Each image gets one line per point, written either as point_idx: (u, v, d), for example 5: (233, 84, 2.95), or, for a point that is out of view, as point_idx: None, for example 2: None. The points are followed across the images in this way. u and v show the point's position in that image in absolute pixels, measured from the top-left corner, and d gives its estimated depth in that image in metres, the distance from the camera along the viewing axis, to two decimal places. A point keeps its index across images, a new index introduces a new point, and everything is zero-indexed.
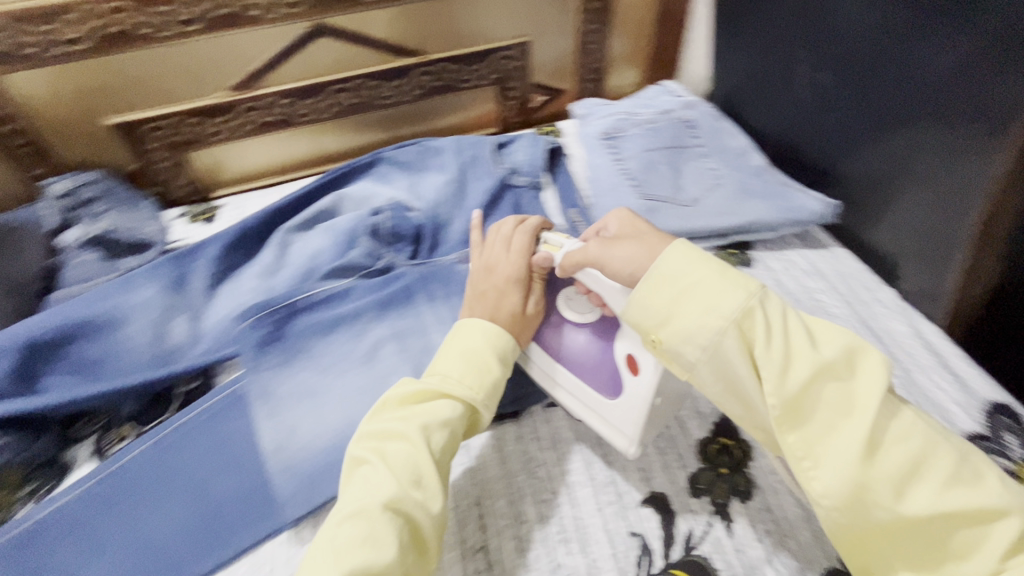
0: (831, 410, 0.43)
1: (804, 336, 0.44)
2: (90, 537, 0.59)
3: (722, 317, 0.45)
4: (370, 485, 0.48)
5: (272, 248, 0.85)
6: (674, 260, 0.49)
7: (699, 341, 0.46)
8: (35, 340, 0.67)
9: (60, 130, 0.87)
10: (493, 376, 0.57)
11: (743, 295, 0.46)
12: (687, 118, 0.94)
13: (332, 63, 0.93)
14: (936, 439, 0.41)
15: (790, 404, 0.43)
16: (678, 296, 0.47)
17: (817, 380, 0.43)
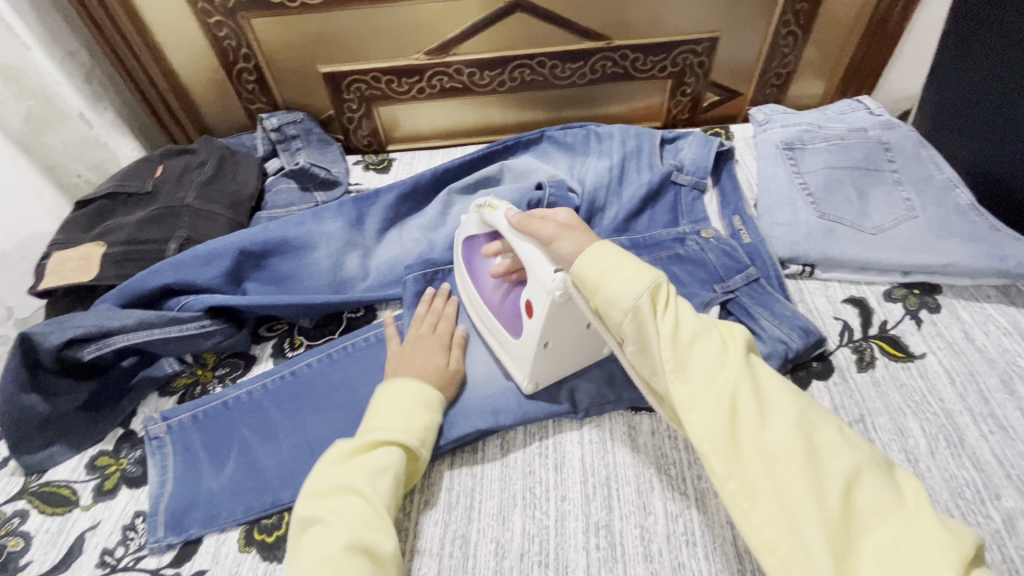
0: (706, 368, 0.48)
1: (688, 312, 0.50)
2: (267, 424, 0.67)
3: (640, 287, 0.50)
4: (325, 540, 0.48)
5: (437, 205, 0.90)
6: (601, 254, 0.53)
7: (621, 306, 0.50)
8: (245, 249, 0.77)
9: (281, 70, 0.99)
10: (421, 421, 0.59)
11: (653, 275, 0.51)
12: (884, 139, 0.85)
13: (520, 39, 0.96)
14: (789, 391, 0.47)
15: (680, 357, 0.48)
16: (606, 276, 0.51)
17: (696, 341, 0.49)
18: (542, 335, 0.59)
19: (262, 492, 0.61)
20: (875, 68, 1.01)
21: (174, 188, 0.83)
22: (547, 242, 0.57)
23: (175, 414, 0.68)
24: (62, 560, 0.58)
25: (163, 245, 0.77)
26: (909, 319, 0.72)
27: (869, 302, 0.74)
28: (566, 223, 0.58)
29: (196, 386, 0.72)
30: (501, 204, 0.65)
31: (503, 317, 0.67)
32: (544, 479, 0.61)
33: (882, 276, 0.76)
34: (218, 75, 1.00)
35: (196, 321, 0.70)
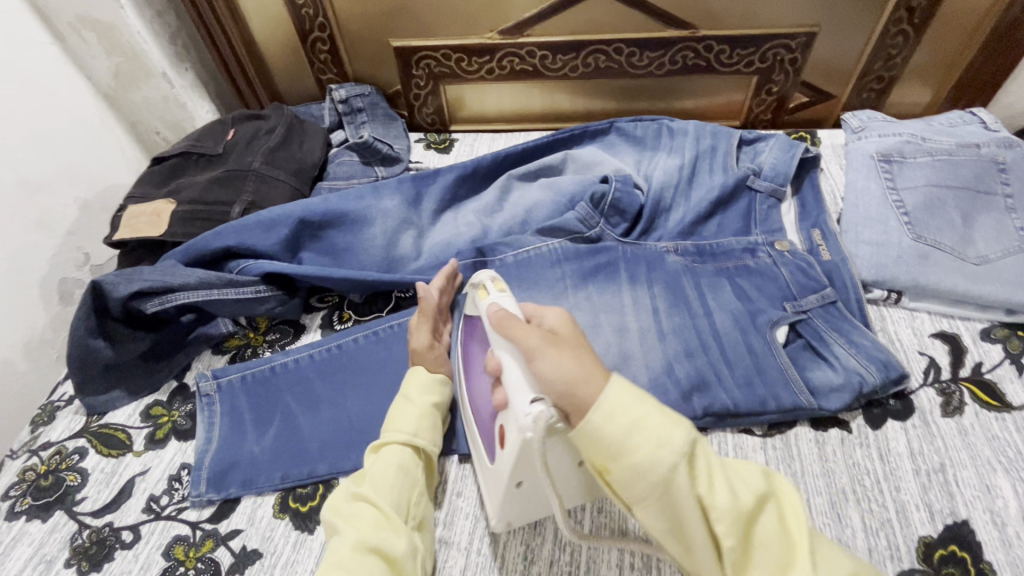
0: (773, 560, 0.38)
1: (712, 474, 0.40)
2: (310, 395, 0.68)
3: (673, 452, 0.39)
4: (334, 545, 0.48)
5: (494, 190, 0.88)
6: (615, 398, 0.41)
7: (647, 473, 0.39)
8: (305, 219, 0.77)
9: (353, 41, 0.98)
10: (417, 411, 0.58)
11: (672, 447, 0.39)
12: (1000, 159, 0.75)
13: (598, 22, 0.91)
14: (831, 561, 0.38)
15: (737, 545, 0.38)
16: (626, 424, 0.40)
17: (749, 508, 0.39)
18: (511, 475, 0.47)
19: (300, 461, 0.62)
20: (998, 78, 0.89)
21: (242, 152, 0.84)
22: (527, 356, 0.45)
23: (225, 373, 0.69)
24: (113, 500, 0.61)
25: (227, 208, 0.79)
26: (1010, 364, 0.64)
27: (962, 339, 0.67)
28: (560, 335, 0.47)
29: (247, 349, 0.74)
30: (499, 291, 0.54)
31: (485, 437, 0.55)
32: None
33: (981, 312, 0.68)
34: (293, 44, 1.01)
35: (252, 286, 0.71)
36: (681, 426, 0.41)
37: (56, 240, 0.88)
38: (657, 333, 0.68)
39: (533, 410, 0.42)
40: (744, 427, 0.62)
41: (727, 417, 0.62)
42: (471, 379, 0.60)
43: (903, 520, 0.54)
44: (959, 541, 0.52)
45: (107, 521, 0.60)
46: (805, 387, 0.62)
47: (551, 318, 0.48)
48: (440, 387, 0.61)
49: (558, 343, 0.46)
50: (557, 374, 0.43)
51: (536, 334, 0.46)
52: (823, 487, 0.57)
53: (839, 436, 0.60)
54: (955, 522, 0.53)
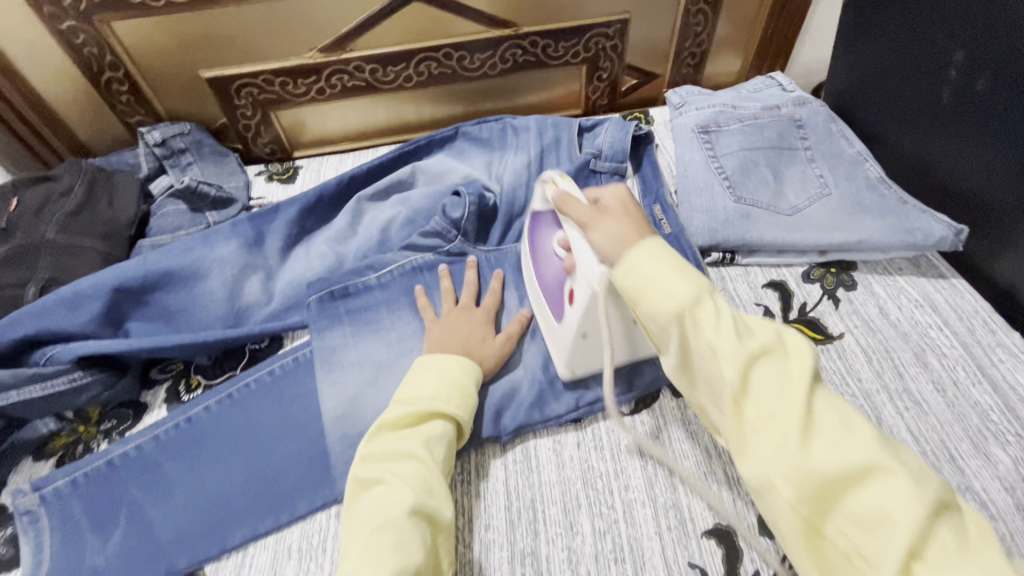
0: (773, 394, 0.41)
1: (729, 326, 0.43)
2: (160, 481, 0.61)
3: (678, 301, 0.45)
4: (389, 499, 0.47)
5: (345, 214, 0.83)
6: (644, 252, 0.48)
7: (664, 318, 0.45)
8: (121, 286, 0.69)
9: (158, 77, 0.89)
10: (474, 397, 0.58)
11: (692, 286, 0.45)
12: (797, 117, 0.84)
13: (421, 29, 0.89)
14: (847, 410, 0.41)
15: (742, 381, 0.42)
16: (647, 285, 0.47)
17: (756, 360, 0.42)
18: (580, 321, 0.57)
19: (155, 560, 0.56)
20: (785, 42, 1.00)
21: (33, 222, 0.73)
22: (583, 227, 0.54)
23: (48, 481, 0.60)
24: None
25: (22, 290, 0.68)
26: (827, 299, 0.72)
27: (788, 285, 0.74)
28: (609, 207, 0.54)
29: (78, 445, 0.64)
30: (561, 181, 0.60)
31: (551, 299, 0.63)
32: (466, 508, 0.57)
33: (801, 257, 0.76)
34: (85, 88, 0.89)
35: (64, 376, 0.62)
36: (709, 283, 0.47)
37: None
38: (528, 335, 0.69)
39: (598, 272, 0.52)
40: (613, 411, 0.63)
41: (598, 407, 0.63)
42: (539, 253, 0.65)
43: None
44: None
45: None
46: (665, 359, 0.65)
47: (607, 195, 0.55)
48: (471, 364, 0.60)
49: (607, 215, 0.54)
50: (609, 242, 0.51)
51: (591, 207, 0.55)
52: (690, 450, 0.59)
53: None
54: None
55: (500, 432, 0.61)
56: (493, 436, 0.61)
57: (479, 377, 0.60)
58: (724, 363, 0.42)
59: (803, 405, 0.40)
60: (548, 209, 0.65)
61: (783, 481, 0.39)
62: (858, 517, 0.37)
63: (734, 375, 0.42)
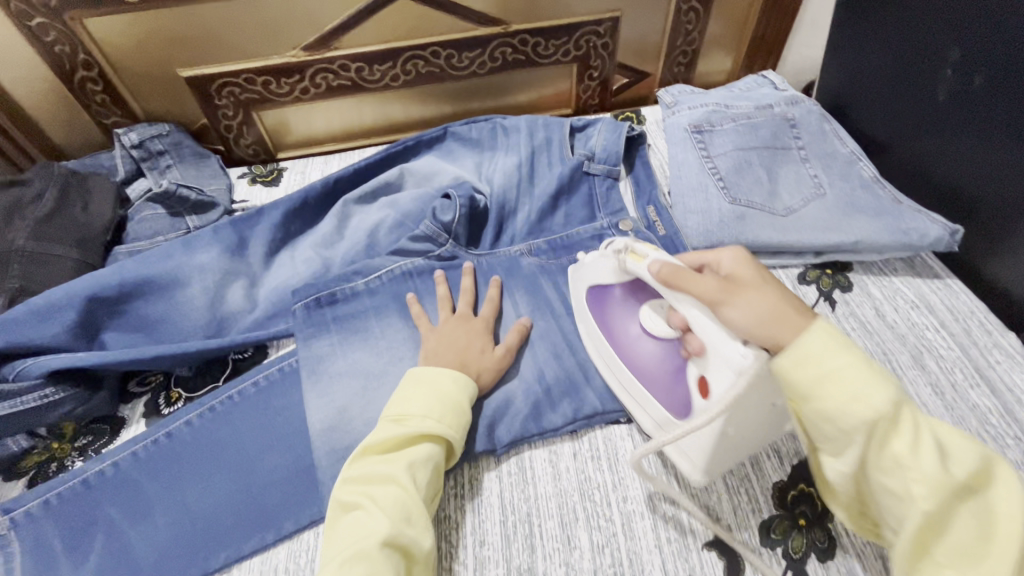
0: (961, 523, 0.38)
1: (917, 442, 0.39)
2: (138, 501, 0.58)
3: (871, 408, 0.39)
4: (364, 528, 0.46)
5: (331, 218, 0.81)
6: (817, 342, 0.41)
7: (847, 423, 0.39)
8: (96, 296, 0.66)
9: (134, 77, 0.86)
10: (467, 417, 0.56)
11: (890, 394, 0.39)
12: (790, 116, 0.83)
13: (407, 26, 0.87)
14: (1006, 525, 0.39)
15: (921, 499, 0.38)
16: (829, 377, 0.40)
17: (954, 481, 0.38)
18: (725, 420, 0.48)
19: None
20: (777, 40, 0.99)
21: (1, 229, 0.69)
22: (712, 305, 0.48)
23: (18, 504, 0.57)
24: None
25: None
26: (823, 301, 0.71)
27: (785, 287, 0.73)
28: (733, 277, 0.49)
29: (51, 464, 0.62)
30: (648, 251, 0.56)
31: (665, 391, 0.57)
32: (460, 523, 0.55)
33: (796, 258, 0.75)
34: (57, 88, 0.85)
35: (34, 392, 0.59)
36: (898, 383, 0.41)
37: None
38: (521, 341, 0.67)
39: (746, 353, 0.44)
40: (609, 419, 0.62)
41: (595, 415, 0.61)
42: (618, 336, 0.62)
43: (758, 473, 0.57)
44: (807, 478, 0.56)
45: None
46: None
47: (726, 261, 0.51)
48: (461, 378, 0.58)
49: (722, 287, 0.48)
50: (752, 317, 0.45)
51: (716, 280, 0.49)
52: None
53: None
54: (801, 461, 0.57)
55: (494, 443, 0.59)
56: (487, 447, 0.59)
57: (473, 394, 0.58)
58: (913, 483, 0.38)
59: (1008, 541, 0.36)
60: (620, 282, 0.62)
61: None
62: None
63: (925, 496, 0.38)
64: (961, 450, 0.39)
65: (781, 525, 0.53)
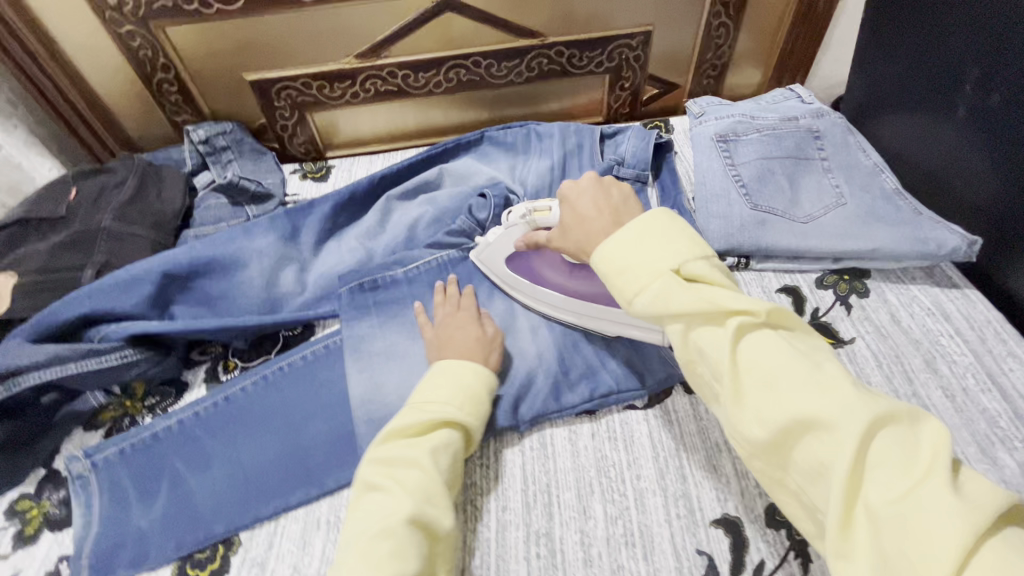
0: (714, 364, 0.43)
1: (677, 300, 0.44)
2: (199, 454, 0.65)
3: (636, 288, 0.47)
4: (389, 507, 0.48)
5: (375, 212, 0.88)
6: (614, 249, 0.49)
7: (631, 304, 0.48)
8: (169, 272, 0.74)
9: (205, 80, 0.95)
10: (483, 408, 0.59)
11: (657, 269, 0.46)
12: (815, 128, 0.86)
13: (451, 37, 0.94)
14: (788, 360, 0.41)
15: (689, 348, 0.46)
16: (613, 271, 0.49)
17: (706, 330, 0.44)
18: None
19: (195, 526, 0.60)
20: (806, 56, 1.03)
21: (90, 210, 0.78)
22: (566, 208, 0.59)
23: (98, 450, 0.65)
24: None
25: (79, 273, 0.73)
26: (840, 305, 0.74)
27: (802, 290, 0.77)
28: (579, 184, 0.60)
29: (125, 419, 0.69)
30: (549, 204, 0.67)
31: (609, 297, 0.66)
32: (486, 491, 0.60)
33: (815, 264, 0.78)
34: (138, 88, 0.95)
35: (116, 352, 0.67)
36: (684, 255, 0.46)
37: None
38: (547, 329, 0.72)
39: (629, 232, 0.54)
40: (627, 403, 0.66)
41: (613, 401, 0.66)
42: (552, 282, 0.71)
43: None
44: None
45: None
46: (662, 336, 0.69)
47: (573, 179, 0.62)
48: (477, 370, 0.61)
49: (604, 200, 0.55)
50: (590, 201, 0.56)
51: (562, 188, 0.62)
52: (700, 443, 0.62)
53: None
54: None
55: (518, 421, 0.64)
56: (512, 423, 0.64)
57: (490, 387, 0.61)
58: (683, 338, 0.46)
59: (733, 367, 0.42)
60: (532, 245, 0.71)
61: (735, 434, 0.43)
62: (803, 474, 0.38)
63: (684, 346, 0.46)
64: (712, 300, 0.44)
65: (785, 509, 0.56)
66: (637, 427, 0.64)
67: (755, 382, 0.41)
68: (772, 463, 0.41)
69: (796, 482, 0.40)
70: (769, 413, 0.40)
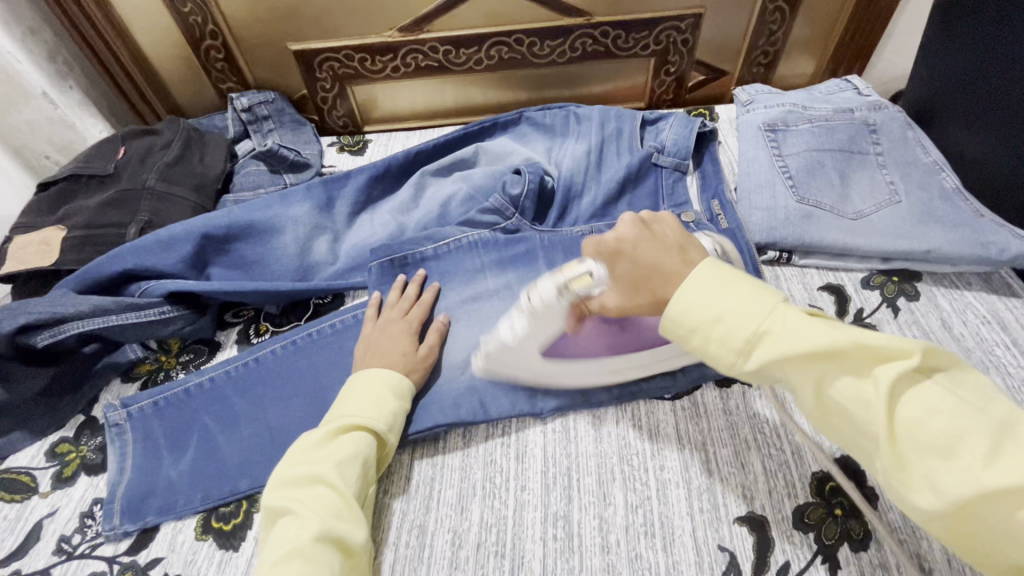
0: (857, 419, 0.39)
1: (797, 351, 0.40)
2: (228, 412, 0.67)
3: (745, 340, 0.41)
4: (294, 529, 0.47)
5: (409, 187, 0.88)
6: (691, 290, 0.44)
7: (740, 360, 0.42)
8: (208, 233, 0.76)
9: (250, 48, 0.96)
10: (390, 407, 0.58)
11: (761, 315, 0.41)
12: (871, 121, 0.82)
13: (496, 13, 0.92)
14: (971, 413, 0.35)
15: (828, 404, 0.41)
16: (706, 323, 0.43)
17: (840, 385, 0.39)
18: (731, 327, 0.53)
19: (220, 479, 0.61)
20: (867, 47, 0.97)
21: (135, 170, 0.81)
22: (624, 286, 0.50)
23: (134, 401, 0.67)
24: (19, 547, 0.58)
25: (123, 230, 0.76)
26: (886, 307, 0.71)
27: (846, 290, 0.73)
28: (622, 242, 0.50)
29: (159, 372, 0.71)
30: (586, 267, 0.53)
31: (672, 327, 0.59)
32: (505, 469, 0.60)
33: (862, 263, 0.75)
34: (186, 54, 0.97)
35: (155, 307, 0.69)
36: (775, 294, 0.43)
37: None
38: None
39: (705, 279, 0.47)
40: (654, 393, 0.64)
41: (639, 389, 0.64)
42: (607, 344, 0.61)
43: (797, 461, 0.58)
44: (847, 472, 0.56)
45: (14, 570, 0.57)
46: (710, 355, 0.65)
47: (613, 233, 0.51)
48: (394, 379, 0.60)
49: (655, 239, 0.50)
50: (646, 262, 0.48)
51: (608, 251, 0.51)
52: (728, 439, 0.60)
53: (742, 390, 0.64)
54: (844, 455, 0.57)
55: (540, 404, 0.63)
56: (535, 406, 0.63)
57: (405, 394, 0.61)
58: (816, 393, 0.41)
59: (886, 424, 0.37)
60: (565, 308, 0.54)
61: (904, 500, 0.38)
62: (1000, 543, 0.34)
63: (811, 398, 0.41)
64: (842, 342, 0.39)
65: (814, 512, 0.54)
66: (663, 418, 0.62)
67: (921, 441, 0.36)
68: (958, 534, 0.36)
69: (985, 549, 0.35)
70: (951, 479, 0.35)
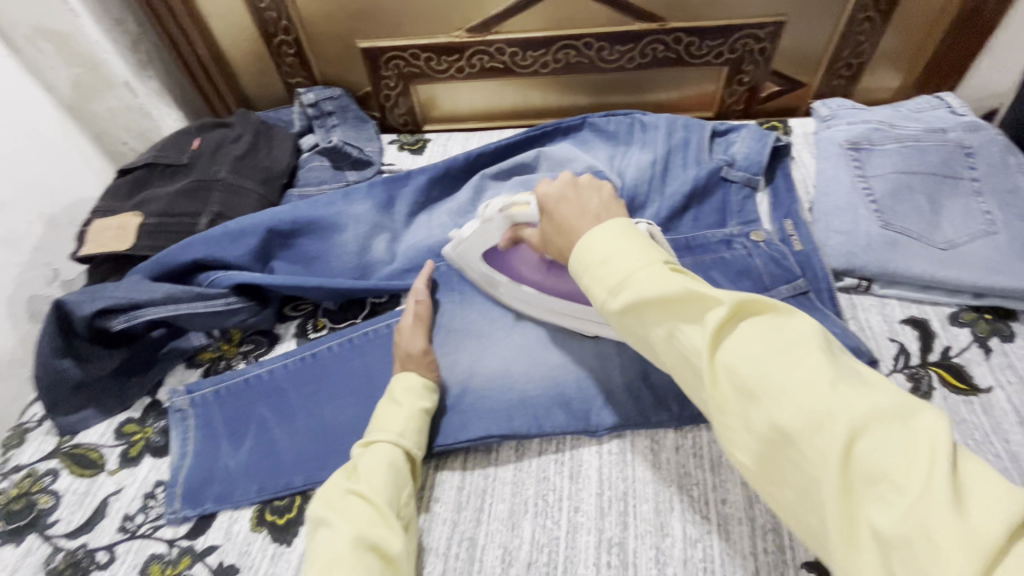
0: (692, 369, 0.39)
1: (643, 301, 0.40)
2: (285, 405, 0.68)
3: (611, 291, 0.42)
4: (330, 539, 0.48)
5: (467, 189, 0.87)
6: (588, 244, 0.44)
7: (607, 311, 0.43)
8: (274, 227, 0.77)
9: (319, 45, 0.97)
10: (403, 414, 0.58)
11: (635, 268, 0.41)
12: (966, 143, 0.76)
13: (565, 17, 0.90)
14: (794, 359, 0.34)
15: (675, 357, 0.40)
16: (593, 273, 0.43)
17: (677, 333, 0.39)
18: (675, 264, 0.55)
19: (276, 472, 0.62)
20: (964, 62, 0.90)
21: (208, 162, 0.83)
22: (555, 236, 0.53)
23: (198, 388, 0.69)
24: (87, 521, 0.61)
25: (195, 220, 0.78)
26: (977, 347, 0.65)
27: (931, 324, 0.68)
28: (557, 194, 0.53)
29: (221, 361, 0.73)
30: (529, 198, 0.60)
31: None
32: (558, 488, 0.59)
33: (951, 296, 0.69)
34: (258, 48, 0.99)
35: (222, 298, 0.71)
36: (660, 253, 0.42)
37: (22, 258, 0.83)
38: None
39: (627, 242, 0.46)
40: None
41: (700, 416, 0.61)
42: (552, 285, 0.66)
43: None
44: None
45: (82, 543, 0.59)
46: None
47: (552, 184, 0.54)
48: (422, 386, 0.60)
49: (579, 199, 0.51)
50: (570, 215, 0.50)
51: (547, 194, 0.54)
52: None
53: None
54: None
55: (596, 424, 0.62)
56: (591, 425, 0.61)
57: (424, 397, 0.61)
58: (660, 344, 0.41)
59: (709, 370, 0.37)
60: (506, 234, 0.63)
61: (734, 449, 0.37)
62: (805, 486, 0.33)
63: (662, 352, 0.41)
64: (680, 289, 0.39)
65: None
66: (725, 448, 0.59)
67: (736, 387, 0.36)
68: (771, 470, 0.35)
69: (794, 490, 0.34)
70: (761, 424, 0.34)
